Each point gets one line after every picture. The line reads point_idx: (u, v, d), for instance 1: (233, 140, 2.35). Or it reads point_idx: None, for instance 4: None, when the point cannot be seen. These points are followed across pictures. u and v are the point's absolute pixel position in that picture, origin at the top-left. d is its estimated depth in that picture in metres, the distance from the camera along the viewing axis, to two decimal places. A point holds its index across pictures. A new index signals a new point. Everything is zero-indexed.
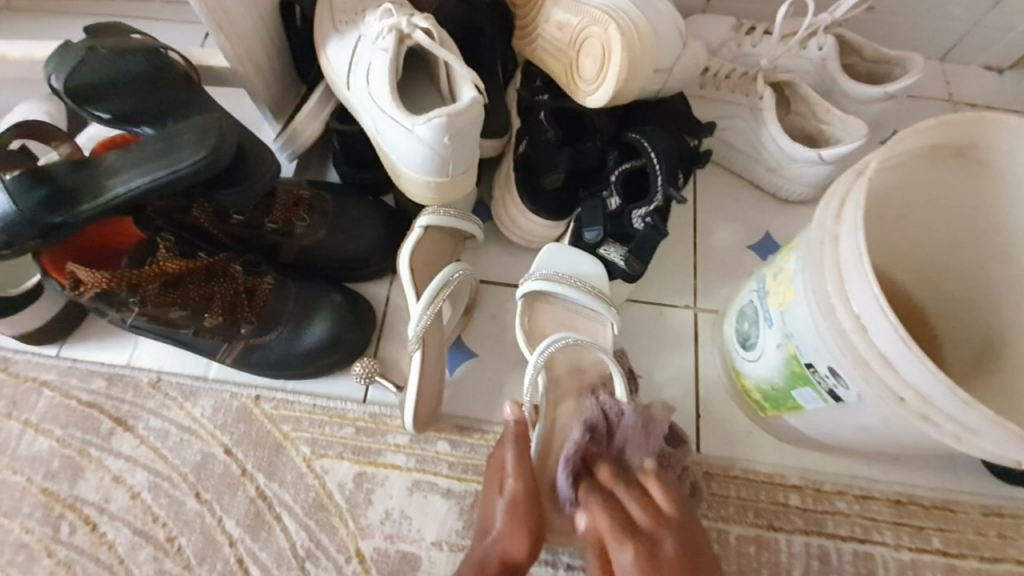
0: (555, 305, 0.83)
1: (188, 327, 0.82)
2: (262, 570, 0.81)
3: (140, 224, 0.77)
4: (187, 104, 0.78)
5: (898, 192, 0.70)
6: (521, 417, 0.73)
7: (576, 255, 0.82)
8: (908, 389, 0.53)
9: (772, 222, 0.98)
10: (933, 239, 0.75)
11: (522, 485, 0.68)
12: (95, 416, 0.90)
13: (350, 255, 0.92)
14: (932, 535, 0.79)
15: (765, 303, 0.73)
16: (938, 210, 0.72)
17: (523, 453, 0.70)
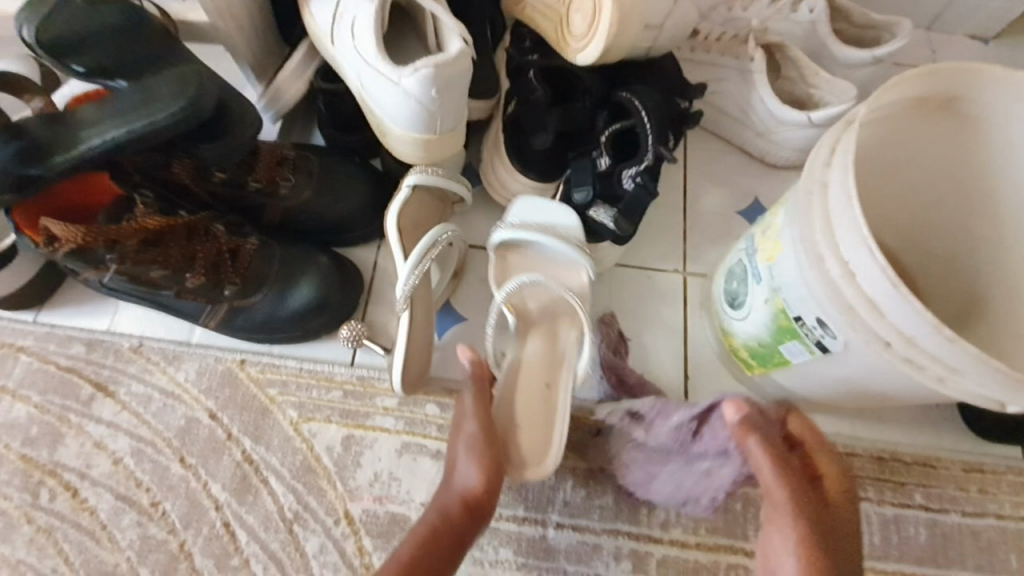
0: (523, 252, 0.83)
1: (170, 288, 0.80)
2: (249, 534, 0.80)
3: (118, 180, 0.75)
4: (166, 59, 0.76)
5: (886, 146, 0.70)
6: (478, 359, 0.74)
7: (542, 201, 0.82)
8: (893, 332, 0.54)
9: (760, 188, 0.98)
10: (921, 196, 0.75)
11: (475, 421, 0.71)
12: (75, 382, 0.88)
13: (336, 218, 0.90)
14: (914, 490, 0.81)
15: (754, 260, 0.72)
16: (921, 165, 0.72)
17: (477, 392, 0.73)
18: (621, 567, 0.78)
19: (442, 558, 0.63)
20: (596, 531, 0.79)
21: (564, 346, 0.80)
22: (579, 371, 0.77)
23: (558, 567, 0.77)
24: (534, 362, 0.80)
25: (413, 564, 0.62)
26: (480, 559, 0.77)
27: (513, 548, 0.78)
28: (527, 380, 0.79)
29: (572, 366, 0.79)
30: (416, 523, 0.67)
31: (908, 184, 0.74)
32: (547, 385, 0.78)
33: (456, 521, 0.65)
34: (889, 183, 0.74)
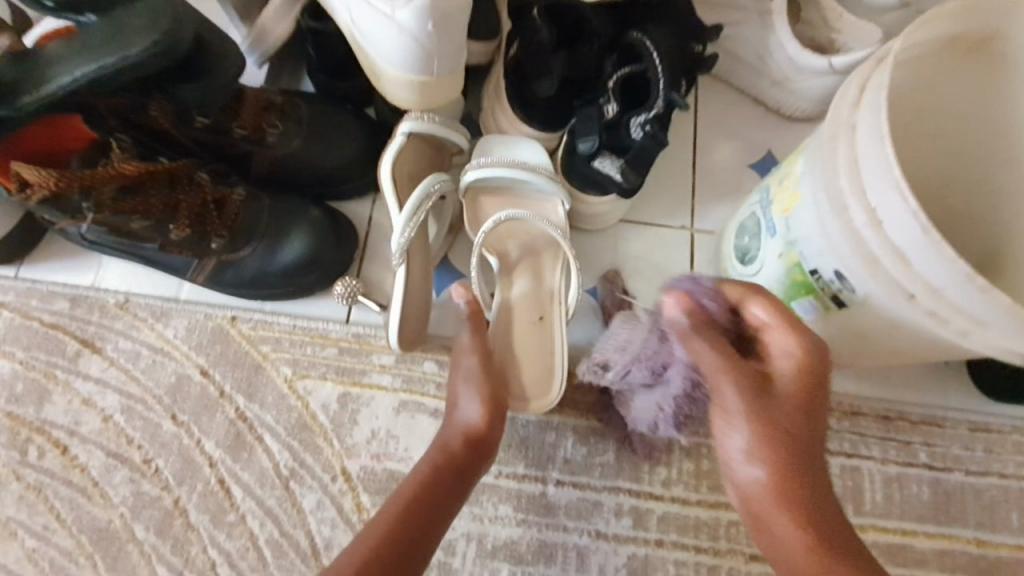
0: (495, 191, 0.85)
1: (154, 240, 0.76)
2: (245, 491, 0.78)
3: (91, 123, 0.71)
4: None
5: (913, 90, 0.65)
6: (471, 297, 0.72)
7: (513, 141, 0.84)
8: (919, 284, 0.51)
9: (774, 141, 0.94)
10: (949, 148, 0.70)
11: (477, 358, 0.71)
12: (60, 338, 0.84)
13: (328, 169, 0.85)
14: (919, 449, 0.80)
15: (768, 212, 0.69)
16: (952, 111, 0.67)
17: (477, 328, 0.72)
18: (622, 524, 0.77)
19: (452, 490, 0.63)
20: (596, 488, 0.78)
21: (551, 280, 0.82)
22: (567, 300, 0.79)
23: (557, 523, 0.77)
24: (522, 301, 0.81)
25: (419, 494, 0.61)
26: (479, 516, 0.76)
27: (513, 505, 0.77)
28: (516, 317, 0.80)
29: (561, 298, 0.80)
30: (419, 460, 0.65)
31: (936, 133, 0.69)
32: (538, 317, 0.80)
33: (458, 455, 0.65)
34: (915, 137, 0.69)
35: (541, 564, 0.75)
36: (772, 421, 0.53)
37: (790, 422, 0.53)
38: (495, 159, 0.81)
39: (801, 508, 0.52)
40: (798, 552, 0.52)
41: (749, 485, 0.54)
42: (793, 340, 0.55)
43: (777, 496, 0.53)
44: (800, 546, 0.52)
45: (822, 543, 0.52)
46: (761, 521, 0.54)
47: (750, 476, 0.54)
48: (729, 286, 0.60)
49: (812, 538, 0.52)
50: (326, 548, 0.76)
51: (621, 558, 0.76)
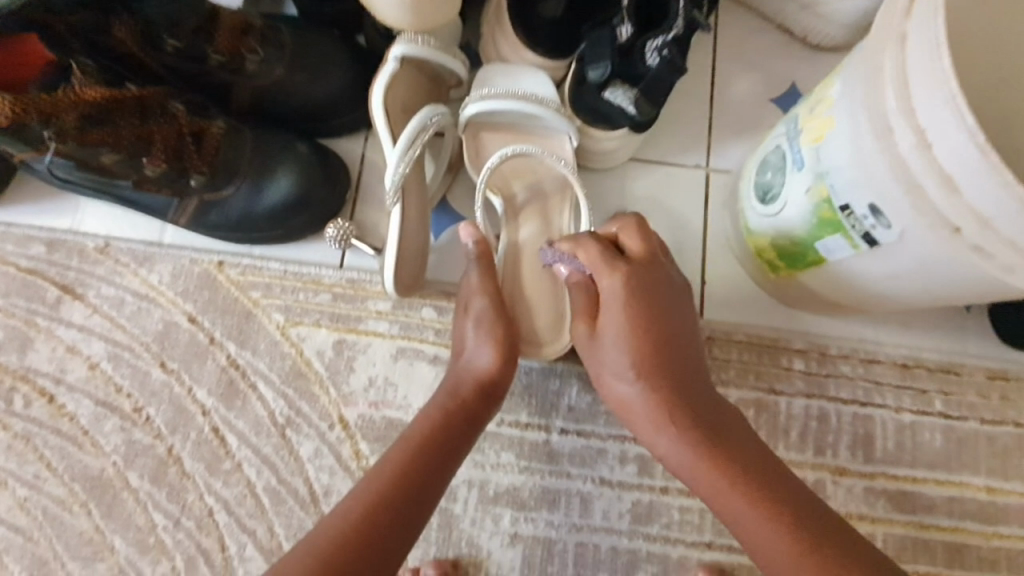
0: (499, 126, 0.78)
1: (128, 176, 0.71)
2: (240, 439, 0.76)
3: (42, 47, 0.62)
4: None
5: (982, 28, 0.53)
6: (480, 237, 0.68)
7: (515, 71, 0.77)
8: (968, 214, 0.46)
9: (798, 72, 0.87)
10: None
11: (486, 300, 0.67)
12: (39, 284, 0.80)
13: (316, 102, 0.79)
14: (934, 397, 0.78)
15: (796, 144, 0.64)
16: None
17: (487, 270, 0.68)
18: (627, 471, 0.75)
19: (457, 436, 0.61)
20: (601, 435, 0.76)
21: (561, 224, 0.77)
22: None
23: (561, 471, 0.75)
24: (531, 244, 0.77)
25: (427, 441, 0.59)
26: (481, 463, 0.75)
27: (516, 452, 0.75)
28: (525, 260, 0.76)
29: None
30: (425, 407, 0.63)
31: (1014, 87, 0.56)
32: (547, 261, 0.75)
33: (469, 402, 0.62)
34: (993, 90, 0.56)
35: (543, 511, 0.74)
36: (626, 357, 0.58)
37: (641, 351, 0.58)
38: (498, 90, 0.74)
39: (682, 428, 0.56)
40: (696, 466, 0.56)
41: (633, 423, 0.59)
42: (615, 280, 0.60)
43: (658, 423, 0.57)
44: (692, 461, 0.56)
45: (711, 452, 0.55)
46: (657, 450, 0.59)
47: (631, 411, 0.59)
48: (562, 248, 0.65)
49: (701, 452, 0.55)
50: (325, 495, 0.75)
51: (625, 504, 0.74)
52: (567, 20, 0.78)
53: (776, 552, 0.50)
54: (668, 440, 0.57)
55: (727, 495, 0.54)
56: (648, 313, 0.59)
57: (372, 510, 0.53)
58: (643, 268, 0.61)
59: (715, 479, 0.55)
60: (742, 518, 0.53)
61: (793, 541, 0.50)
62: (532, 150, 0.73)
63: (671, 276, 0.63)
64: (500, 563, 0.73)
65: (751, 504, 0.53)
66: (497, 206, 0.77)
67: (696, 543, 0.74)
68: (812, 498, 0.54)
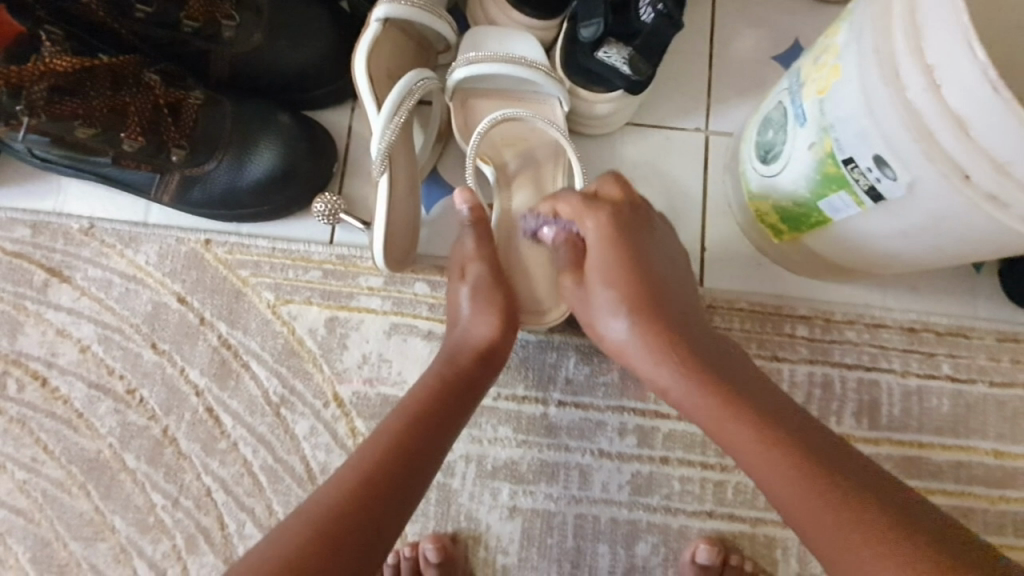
0: (489, 93, 0.75)
1: (105, 152, 0.69)
2: (235, 419, 0.75)
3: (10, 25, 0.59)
4: None
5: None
6: (474, 203, 0.66)
7: (502, 34, 0.73)
8: (980, 159, 0.45)
9: (801, 27, 0.82)
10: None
11: (484, 268, 0.65)
12: (25, 267, 0.79)
13: (297, 72, 0.76)
14: (942, 361, 0.75)
15: (798, 97, 0.61)
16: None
17: (482, 236, 0.66)
18: (626, 443, 0.74)
19: (456, 404, 0.59)
20: (600, 408, 0.75)
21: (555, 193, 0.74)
22: None
23: (559, 444, 0.74)
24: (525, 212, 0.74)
25: (426, 409, 0.58)
26: (478, 438, 0.74)
27: (513, 427, 0.74)
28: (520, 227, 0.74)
29: None
30: (422, 376, 0.61)
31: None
32: None
33: (468, 370, 0.61)
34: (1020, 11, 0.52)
35: (542, 484, 0.73)
36: (615, 295, 0.57)
37: (632, 291, 0.57)
38: (486, 53, 0.70)
39: (683, 363, 0.54)
40: (702, 403, 0.53)
41: (630, 363, 0.57)
42: (597, 223, 0.60)
43: (656, 358, 0.55)
44: (692, 395, 0.53)
45: (713, 386, 0.53)
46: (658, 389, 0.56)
47: (626, 351, 0.57)
48: (543, 208, 0.65)
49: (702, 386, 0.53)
50: (322, 472, 0.75)
51: (625, 476, 0.74)
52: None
53: (781, 480, 0.47)
54: (671, 376, 0.54)
55: (732, 428, 0.51)
56: (632, 253, 0.59)
57: (370, 482, 0.52)
58: (625, 214, 0.61)
59: (720, 414, 0.52)
60: (747, 451, 0.50)
61: (800, 470, 0.47)
62: (523, 113, 0.70)
63: (653, 226, 0.63)
64: (499, 536, 0.72)
65: (757, 437, 0.50)
66: (488, 175, 0.74)
67: (697, 513, 0.73)
68: (828, 434, 0.51)
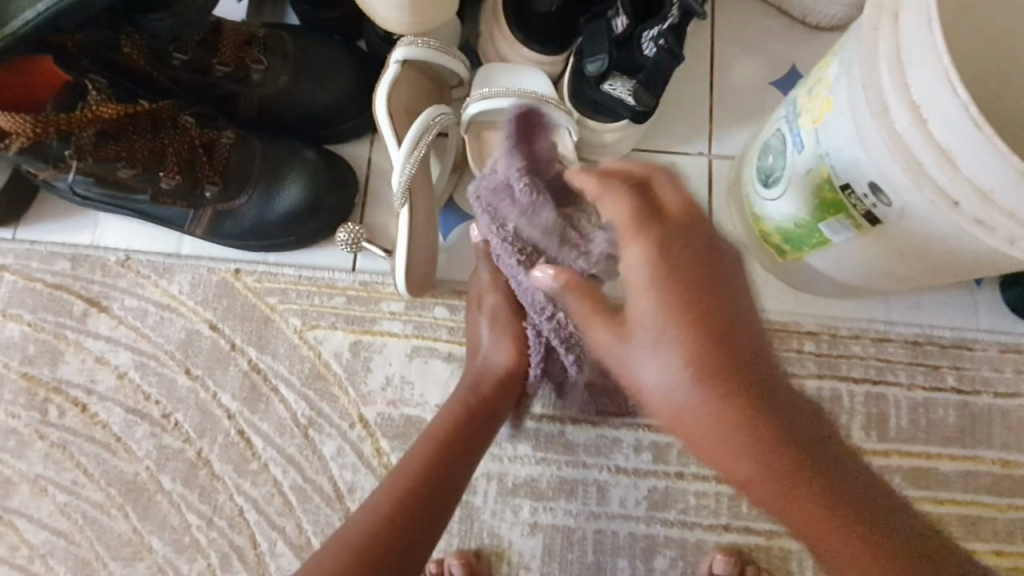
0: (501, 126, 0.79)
1: (144, 191, 0.73)
2: (266, 440, 0.79)
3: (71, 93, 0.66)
4: None
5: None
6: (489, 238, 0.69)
7: (513, 71, 0.78)
8: (965, 187, 0.48)
9: (798, 54, 0.86)
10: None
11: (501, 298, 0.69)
12: (65, 298, 0.83)
13: (320, 109, 0.80)
14: (947, 374, 0.78)
15: (795, 126, 0.64)
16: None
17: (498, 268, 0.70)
18: (641, 459, 0.77)
19: (478, 426, 0.63)
20: (615, 425, 0.77)
21: None
22: None
23: (577, 461, 0.77)
24: None
25: (451, 435, 0.61)
26: (498, 456, 0.76)
27: (532, 444, 0.77)
28: None
29: None
30: (445, 402, 0.65)
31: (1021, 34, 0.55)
32: None
33: (488, 396, 0.65)
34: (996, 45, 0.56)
35: (562, 500, 0.76)
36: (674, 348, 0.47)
37: (730, 417, 0.46)
38: (499, 88, 0.73)
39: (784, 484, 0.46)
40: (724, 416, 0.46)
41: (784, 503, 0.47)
42: (676, 359, 0.46)
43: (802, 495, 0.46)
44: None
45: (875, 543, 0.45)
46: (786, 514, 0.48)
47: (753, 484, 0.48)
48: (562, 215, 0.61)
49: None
50: (349, 492, 0.78)
51: (642, 491, 0.76)
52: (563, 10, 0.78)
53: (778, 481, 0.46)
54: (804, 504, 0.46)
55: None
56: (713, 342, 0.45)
57: (410, 496, 0.56)
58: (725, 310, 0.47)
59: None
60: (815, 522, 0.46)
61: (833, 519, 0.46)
62: None
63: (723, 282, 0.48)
64: (522, 551, 0.75)
65: None
66: None
67: (712, 526, 0.75)
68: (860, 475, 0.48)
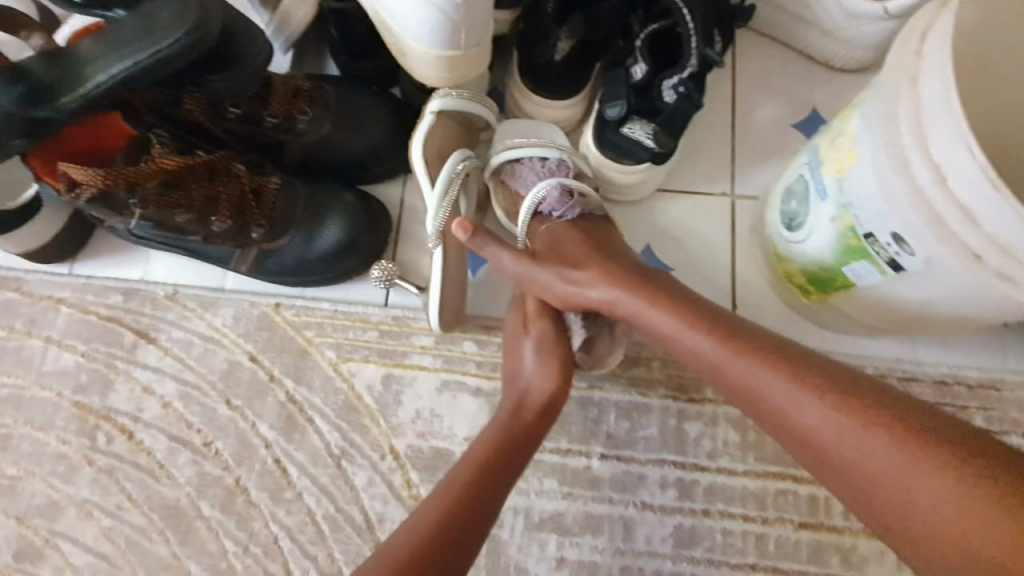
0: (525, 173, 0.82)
1: (196, 233, 0.78)
2: (300, 469, 0.82)
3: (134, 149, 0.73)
4: None
5: (972, 43, 0.59)
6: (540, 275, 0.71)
7: (530, 125, 0.83)
8: (988, 242, 0.50)
9: (818, 96, 0.89)
10: (1019, 113, 0.63)
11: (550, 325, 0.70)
12: (117, 330, 0.88)
13: (359, 153, 0.85)
14: (976, 414, 0.77)
15: (818, 174, 0.67)
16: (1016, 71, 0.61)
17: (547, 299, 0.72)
18: (667, 495, 0.77)
19: (517, 455, 0.64)
20: (641, 461, 0.78)
21: None
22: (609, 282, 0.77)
23: (603, 496, 0.78)
24: None
25: (491, 461, 0.62)
26: (525, 489, 0.78)
27: (559, 479, 0.78)
28: None
29: None
30: (488, 426, 0.66)
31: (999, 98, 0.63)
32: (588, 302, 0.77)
33: (530, 426, 0.66)
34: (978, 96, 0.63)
35: (588, 536, 0.77)
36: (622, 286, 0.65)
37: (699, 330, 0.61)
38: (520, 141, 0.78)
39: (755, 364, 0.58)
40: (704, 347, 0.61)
41: (756, 397, 0.58)
42: (610, 281, 0.66)
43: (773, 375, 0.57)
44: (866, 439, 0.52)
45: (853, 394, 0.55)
46: (776, 424, 0.58)
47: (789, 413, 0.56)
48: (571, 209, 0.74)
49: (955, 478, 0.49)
50: (379, 522, 0.80)
51: (667, 528, 0.76)
52: (577, 60, 0.83)
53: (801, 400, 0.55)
54: (771, 391, 0.57)
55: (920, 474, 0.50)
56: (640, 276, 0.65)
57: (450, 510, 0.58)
58: (619, 251, 0.70)
59: (974, 498, 0.48)
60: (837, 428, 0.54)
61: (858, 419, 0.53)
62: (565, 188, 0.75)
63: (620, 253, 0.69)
64: None
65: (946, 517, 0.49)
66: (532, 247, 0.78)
67: (739, 566, 0.75)
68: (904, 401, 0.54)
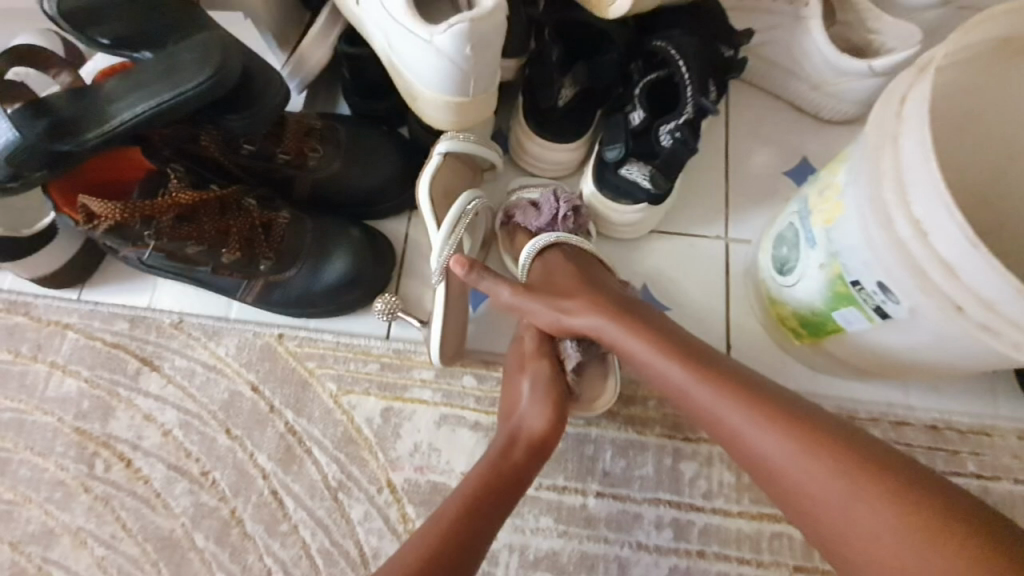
0: None
1: (206, 264, 0.80)
2: (297, 502, 0.82)
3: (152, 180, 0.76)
4: (172, 31, 0.69)
5: (953, 102, 0.63)
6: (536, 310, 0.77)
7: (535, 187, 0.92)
8: (968, 295, 0.53)
9: (808, 145, 0.93)
10: (992, 167, 0.67)
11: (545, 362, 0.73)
12: (121, 357, 0.89)
13: (367, 191, 0.88)
14: (967, 459, 0.78)
15: (807, 223, 0.69)
16: (996, 129, 0.65)
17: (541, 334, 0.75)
18: (663, 536, 0.78)
19: (508, 494, 0.65)
20: (636, 500, 0.79)
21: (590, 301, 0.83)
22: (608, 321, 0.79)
23: (598, 535, 0.78)
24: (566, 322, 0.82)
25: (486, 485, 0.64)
26: (521, 527, 0.78)
27: (554, 517, 0.78)
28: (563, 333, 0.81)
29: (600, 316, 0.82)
30: (480, 460, 0.68)
31: (978, 151, 0.67)
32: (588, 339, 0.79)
33: (520, 461, 0.67)
34: (958, 152, 0.66)
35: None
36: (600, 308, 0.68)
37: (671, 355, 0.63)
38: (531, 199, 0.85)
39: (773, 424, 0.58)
40: (673, 371, 0.63)
41: (757, 457, 0.59)
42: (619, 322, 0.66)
43: (777, 440, 0.57)
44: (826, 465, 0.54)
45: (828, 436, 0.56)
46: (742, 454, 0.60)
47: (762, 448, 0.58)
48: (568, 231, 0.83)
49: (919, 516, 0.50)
50: (374, 557, 0.80)
51: (662, 569, 0.76)
52: (577, 105, 0.87)
53: (765, 431, 0.58)
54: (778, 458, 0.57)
55: (912, 550, 0.49)
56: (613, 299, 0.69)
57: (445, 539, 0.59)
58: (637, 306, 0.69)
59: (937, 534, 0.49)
60: (802, 457, 0.56)
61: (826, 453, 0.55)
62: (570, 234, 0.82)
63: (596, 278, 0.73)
64: None
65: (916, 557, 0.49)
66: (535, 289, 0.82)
67: None
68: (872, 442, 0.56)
